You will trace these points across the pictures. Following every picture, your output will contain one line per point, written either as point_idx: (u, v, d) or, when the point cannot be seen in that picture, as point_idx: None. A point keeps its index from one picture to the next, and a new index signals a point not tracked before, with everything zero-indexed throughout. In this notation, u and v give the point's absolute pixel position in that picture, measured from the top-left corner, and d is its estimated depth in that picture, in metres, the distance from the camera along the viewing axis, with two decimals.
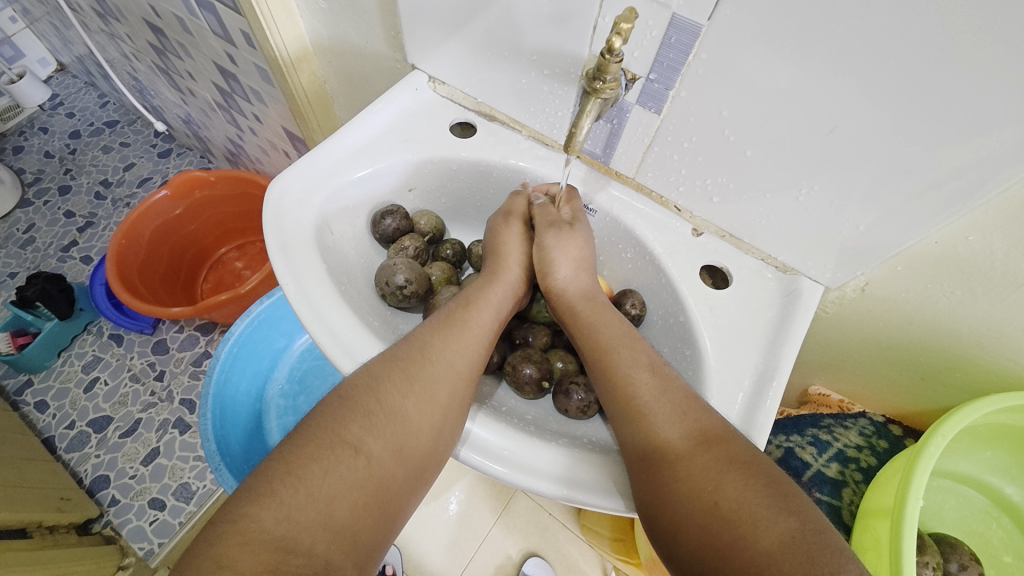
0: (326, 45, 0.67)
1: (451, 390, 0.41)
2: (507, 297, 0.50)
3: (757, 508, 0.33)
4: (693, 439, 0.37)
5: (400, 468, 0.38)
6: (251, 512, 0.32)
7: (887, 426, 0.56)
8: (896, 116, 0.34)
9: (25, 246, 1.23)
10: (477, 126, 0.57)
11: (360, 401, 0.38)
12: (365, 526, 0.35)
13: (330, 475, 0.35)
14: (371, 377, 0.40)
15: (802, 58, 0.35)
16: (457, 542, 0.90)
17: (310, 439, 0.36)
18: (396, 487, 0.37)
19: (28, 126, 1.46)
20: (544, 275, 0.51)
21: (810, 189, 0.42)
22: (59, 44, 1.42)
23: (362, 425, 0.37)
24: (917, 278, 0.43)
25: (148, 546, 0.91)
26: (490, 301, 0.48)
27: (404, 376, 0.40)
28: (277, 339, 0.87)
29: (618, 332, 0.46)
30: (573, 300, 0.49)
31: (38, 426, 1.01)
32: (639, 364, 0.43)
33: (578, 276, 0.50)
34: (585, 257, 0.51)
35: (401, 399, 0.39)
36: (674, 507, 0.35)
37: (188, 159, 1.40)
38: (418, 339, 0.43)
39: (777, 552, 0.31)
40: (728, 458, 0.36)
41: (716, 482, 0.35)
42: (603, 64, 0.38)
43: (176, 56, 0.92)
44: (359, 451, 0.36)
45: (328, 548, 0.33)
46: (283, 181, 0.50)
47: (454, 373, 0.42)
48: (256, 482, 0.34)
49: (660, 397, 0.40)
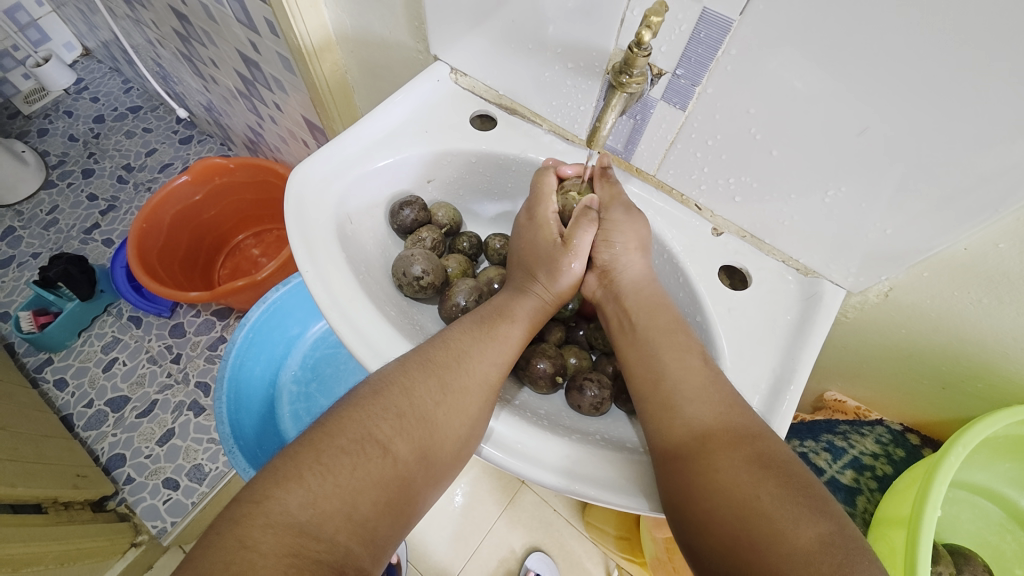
0: (349, 35, 0.68)
1: (481, 403, 0.41)
2: (541, 313, 0.49)
3: (797, 507, 0.33)
4: (733, 436, 0.37)
5: (423, 470, 0.38)
6: (276, 495, 0.33)
7: (904, 435, 0.55)
8: (931, 117, 0.33)
9: (49, 228, 1.26)
10: (498, 119, 0.57)
11: (393, 401, 0.39)
12: (384, 522, 0.35)
13: (356, 468, 0.35)
14: (406, 379, 0.40)
15: (837, 55, 0.34)
16: (463, 533, 0.91)
17: (341, 431, 0.36)
18: (417, 487, 0.38)
19: (53, 109, 1.50)
20: (607, 246, 0.49)
21: (837, 191, 0.41)
22: (85, 29, 1.44)
23: (392, 424, 0.38)
24: (944, 285, 0.42)
25: (161, 524, 0.93)
26: (527, 315, 0.48)
27: (438, 384, 0.40)
28: (291, 326, 0.88)
29: (674, 319, 0.45)
30: (638, 279, 0.48)
31: (58, 403, 1.04)
32: (690, 352, 0.42)
33: (620, 267, 0.49)
34: (645, 239, 0.49)
35: (433, 406, 0.39)
36: (709, 497, 0.35)
37: (208, 146, 1.42)
38: (457, 346, 0.43)
39: (815, 553, 0.30)
40: (767, 457, 0.36)
41: (755, 478, 0.34)
42: (631, 57, 0.38)
43: (200, 43, 0.93)
44: (387, 450, 0.37)
45: (347, 538, 0.33)
46: (306, 168, 0.51)
47: (486, 385, 0.42)
48: (283, 466, 0.35)
49: (704, 391, 0.40)
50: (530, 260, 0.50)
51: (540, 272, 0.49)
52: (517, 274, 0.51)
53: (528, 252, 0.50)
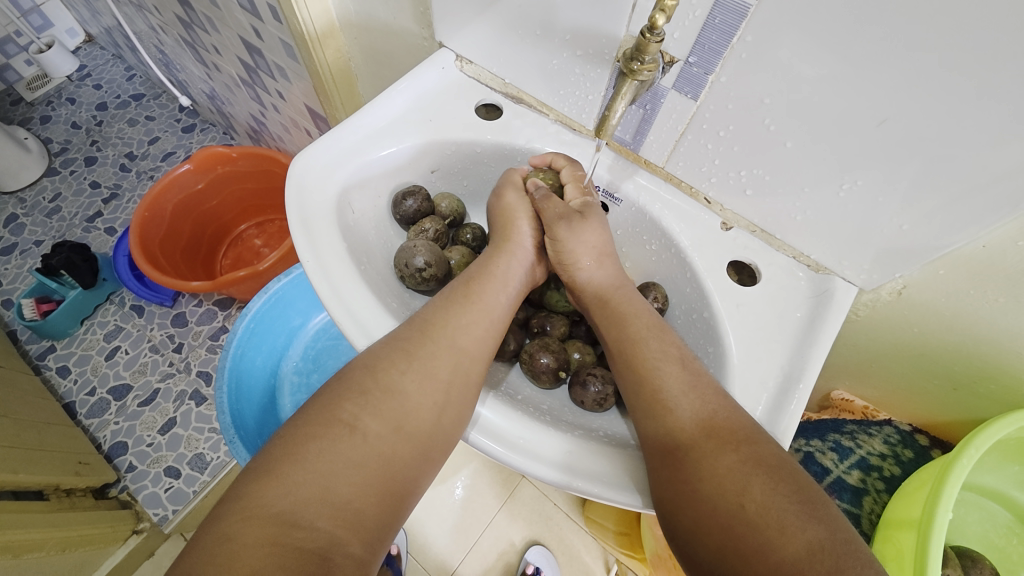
0: (353, 21, 0.66)
1: (448, 365, 0.41)
2: (507, 271, 0.49)
3: (786, 514, 0.32)
4: (718, 438, 0.36)
5: (400, 443, 0.37)
6: (253, 491, 0.33)
7: (913, 436, 0.54)
8: (956, 108, 0.32)
9: (51, 215, 1.26)
10: (504, 108, 0.56)
11: (356, 380, 0.38)
12: (369, 504, 0.35)
13: (327, 451, 0.35)
14: (368, 357, 0.40)
15: (856, 44, 0.33)
16: (462, 526, 0.91)
17: (308, 419, 0.36)
18: (400, 462, 0.37)
19: (55, 96, 1.49)
20: (566, 269, 0.50)
21: (853, 185, 0.40)
22: (87, 15, 1.43)
23: (358, 403, 0.37)
24: (960, 283, 0.41)
25: (162, 512, 0.94)
26: (496, 273, 0.48)
27: (401, 353, 0.40)
28: (293, 316, 0.88)
29: (647, 325, 0.45)
30: (601, 289, 0.48)
31: (60, 390, 1.04)
32: (669, 359, 0.41)
33: (582, 285, 0.50)
34: (602, 250, 0.50)
35: (399, 376, 0.39)
36: (699, 505, 0.34)
37: (210, 135, 1.41)
38: (418, 318, 0.43)
39: (804, 561, 0.30)
40: (756, 459, 0.35)
41: (743, 484, 0.34)
42: (643, 44, 0.36)
43: (202, 30, 0.92)
44: (356, 428, 0.36)
45: (331, 523, 0.33)
46: (307, 156, 0.50)
47: (453, 348, 0.42)
48: (258, 464, 0.34)
49: (688, 392, 0.39)
50: (498, 225, 0.52)
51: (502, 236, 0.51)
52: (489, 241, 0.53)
53: (497, 217, 0.53)
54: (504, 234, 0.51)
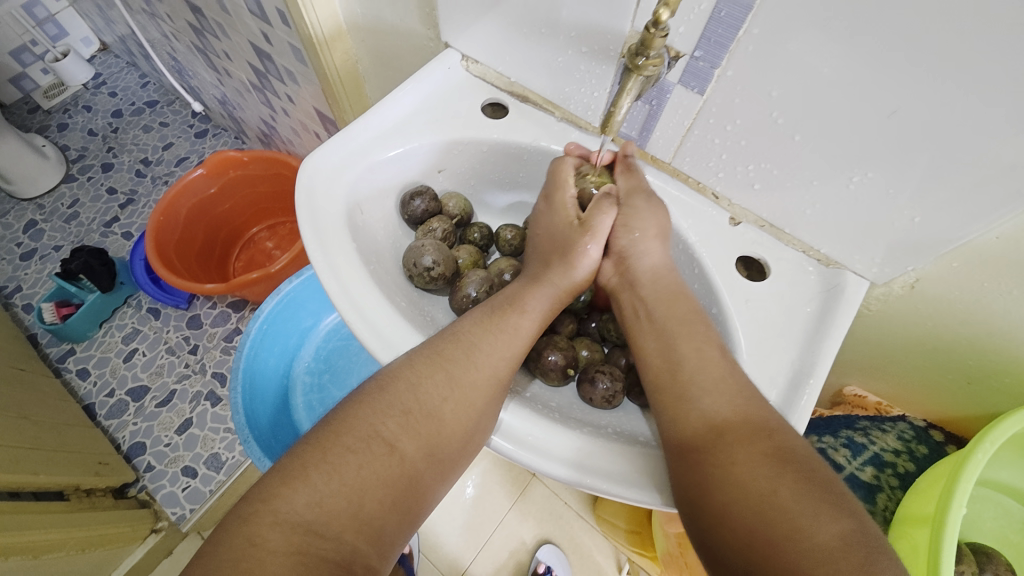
0: (360, 24, 0.67)
1: (489, 397, 0.40)
2: (554, 302, 0.47)
3: (817, 505, 0.32)
4: (751, 428, 0.36)
5: (430, 466, 0.38)
6: (282, 493, 0.33)
7: (928, 432, 0.53)
8: (967, 99, 0.31)
9: (70, 221, 1.29)
10: (510, 107, 0.56)
11: (399, 398, 0.38)
12: (392, 521, 0.36)
13: (362, 467, 0.35)
14: (412, 373, 0.40)
15: (864, 36, 0.33)
16: (473, 524, 0.91)
17: (346, 429, 0.36)
18: (425, 484, 0.38)
19: (72, 104, 1.53)
20: (626, 232, 0.47)
21: (863, 177, 0.39)
22: (102, 24, 1.46)
23: (399, 422, 0.38)
24: (973, 276, 0.41)
25: (180, 511, 0.95)
26: (540, 305, 0.47)
27: (446, 379, 0.40)
28: (304, 317, 0.89)
29: (692, 308, 0.44)
30: (658, 268, 0.47)
31: (81, 392, 1.06)
32: (706, 343, 0.41)
33: (639, 254, 0.47)
34: (666, 228, 0.47)
35: (440, 402, 0.39)
36: (726, 491, 0.34)
37: (222, 140, 1.44)
38: (466, 339, 0.43)
39: (836, 551, 0.30)
40: (786, 451, 0.35)
41: (774, 472, 0.34)
42: (647, 39, 0.36)
43: (213, 36, 0.94)
44: (393, 448, 0.37)
45: (356, 537, 0.34)
46: (317, 157, 0.50)
47: (495, 380, 0.41)
48: (288, 465, 0.35)
49: (722, 381, 0.39)
50: (549, 248, 0.50)
51: (555, 262, 0.48)
52: (535, 262, 0.50)
53: (546, 240, 0.50)
54: (555, 263, 0.48)
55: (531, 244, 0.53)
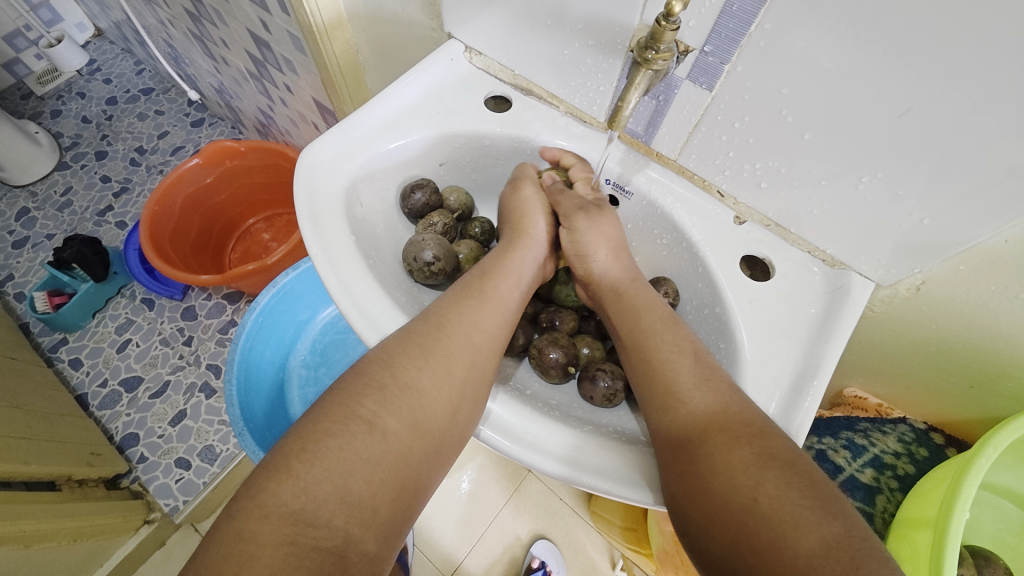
0: (361, 12, 0.66)
1: (466, 363, 0.41)
2: (521, 261, 0.49)
3: (799, 510, 0.31)
4: (731, 434, 0.36)
5: (417, 442, 0.37)
6: (269, 488, 0.32)
7: (929, 434, 0.52)
8: (982, 97, 0.31)
9: (63, 209, 1.27)
10: (514, 100, 0.55)
11: (374, 376, 0.38)
12: (383, 502, 0.35)
13: (344, 449, 0.34)
14: (386, 353, 0.39)
15: (877, 32, 0.32)
16: (469, 519, 0.91)
17: (325, 416, 0.36)
18: (415, 462, 0.37)
19: (66, 90, 1.50)
20: (581, 260, 0.51)
21: (872, 177, 0.39)
22: (96, 9, 1.43)
23: (376, 399, 0.37)
24: (979, 279, 0.40)
25: (173, 502, 0.95)
26: (510, 267, 0.48)
27: (419, 349, 0.40)
28: (301, 310, 0.88)
29: (662, 317, 0.44)
30: (618, 281, 0.48)
31: (73, 382, 1.05)
32: (681, 351, 0.41)
33: (597, 275, 0.50)
34: (617, 242, 0.50)
35: (416, 373, 0.39)
36: (711, 499, 0.34)
37: (219, 129, 1.42)
38: (435, 312, 0.43)
39: (818, 557, 0.30)
40: (768, 454, 0.34)
41: (755, 478, 0.33)
42: (658, 32, 0.36)
43: (210, 23, 0.92)
44: (373, 425, 0.36)
45: (346, 521, 0.33)
46: (316, 148, 0.49)
47: (471, 346, 0.42)
48: (273, 458, 0.34)
49: (701, 386, 0.39)
50: (509, 222, 0.53)
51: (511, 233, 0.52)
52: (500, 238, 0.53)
53: (506, 213, 0.53)
54: (512, 233, 0.52)
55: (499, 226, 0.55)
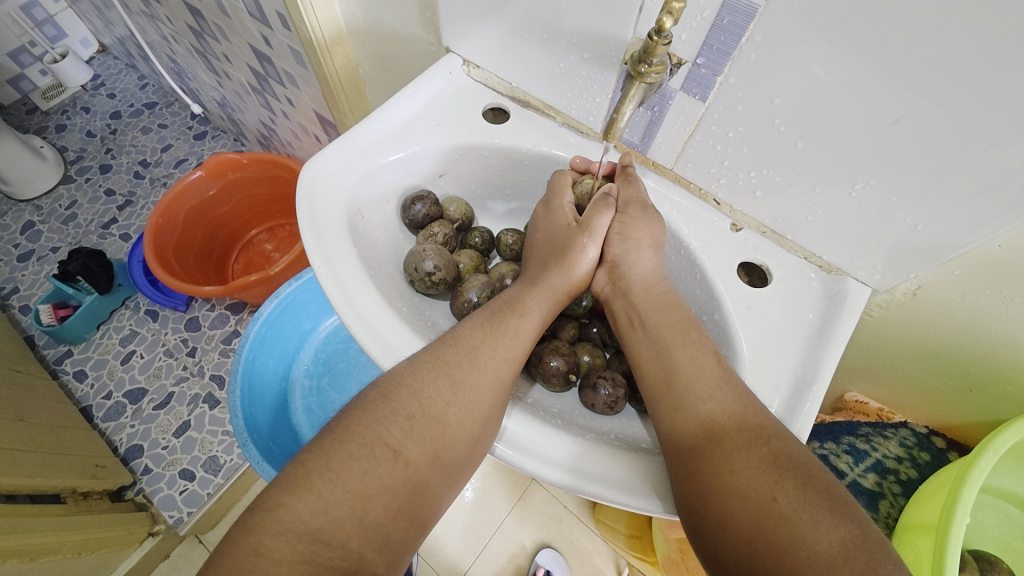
0: (360, 27, 0.67)
1: (492, 401, 0.40)
2: (552, 306, 0.47)
3: (817, 511, 0.32)
4: (749, 436, 0.36)
5: (434, 472, 0.38)
6: (287, 503, 0.33)
7: (930, 438, 0.53)
8: (973, 106, 0.31)
9: (67, 222, 1.29)
10: (511, 112, 0.56)
11: (403, 403, 0.38)
12: (396, 527, 0.35)
13: (367, 474, 0.35)
14: (415, 379, 0.39)
15: (867, 44, 0.33)
16: (473, 528, 0.91)
17: (350, 436, 0.36)
18: (431, 490, 0.37)
19: (70, 105, 1.52)
20: (621, 240, 0.48)
21: (866, 184, 0.39)
22: (101, 25, 1.46)
23: (402, 427, 0.37)
24: (975, 283, 0.41)
25: (177, 514, 0.95)
26: (539, 306, 0.46)
27: (448, 383, 0.40)
28: (303, 321, 0.89)
29: (685, 317, 0.44)
30: (650, 277, 0.47)
31: (78, 394, 1.06)
32: (703, 350, 0.41)
33: (631, 262, 0.48)
34: (659, 239, 0.48)
35: (444, 406, 0.39)
36: (727, 499, 0.34)
37: (222, 141, 1.44)
38: (466, 342, 0.42)
39: (836, 557, 0.30)
40: (784, 457, 0.35)
41: (772, 480, 0.34)
42: (651, 46, 0.36)
43: (213, 38, 0.94)
44: (398, 454, 0.36)
45: (361, 544, 0.33)
46: (318, 162, 0.50)
47: (498, 381, 0.41)
48: (294, 472, 0.35)
49: (720, 388, 0.39)
50: (547, 250, 0.50)
51: (553, 264, 0.48)
52: (531, 269, 0.50)
53: (548, 248, 0.50)
54: (553, 267, 0.48)
55: (528, 257, 0.52)
